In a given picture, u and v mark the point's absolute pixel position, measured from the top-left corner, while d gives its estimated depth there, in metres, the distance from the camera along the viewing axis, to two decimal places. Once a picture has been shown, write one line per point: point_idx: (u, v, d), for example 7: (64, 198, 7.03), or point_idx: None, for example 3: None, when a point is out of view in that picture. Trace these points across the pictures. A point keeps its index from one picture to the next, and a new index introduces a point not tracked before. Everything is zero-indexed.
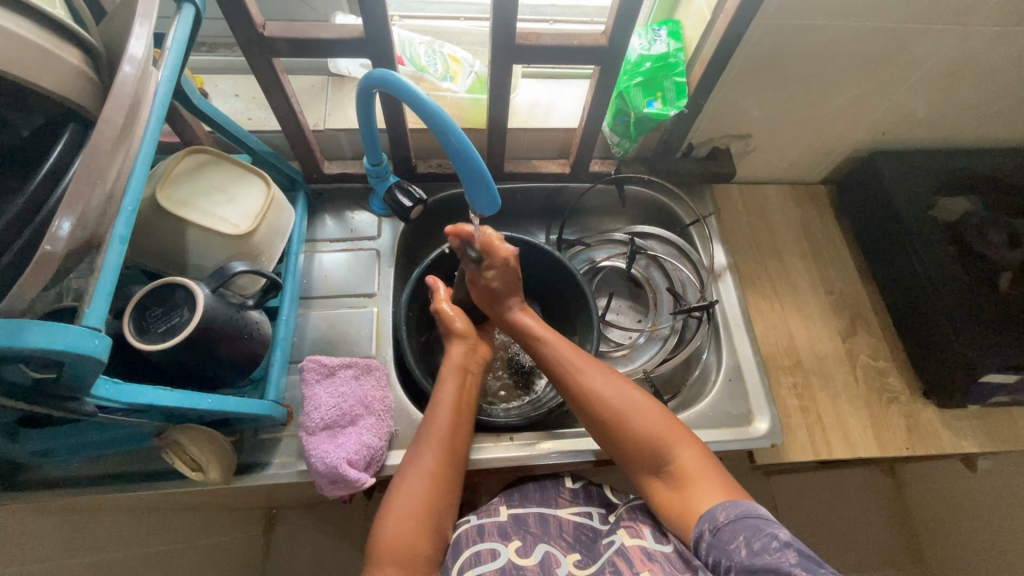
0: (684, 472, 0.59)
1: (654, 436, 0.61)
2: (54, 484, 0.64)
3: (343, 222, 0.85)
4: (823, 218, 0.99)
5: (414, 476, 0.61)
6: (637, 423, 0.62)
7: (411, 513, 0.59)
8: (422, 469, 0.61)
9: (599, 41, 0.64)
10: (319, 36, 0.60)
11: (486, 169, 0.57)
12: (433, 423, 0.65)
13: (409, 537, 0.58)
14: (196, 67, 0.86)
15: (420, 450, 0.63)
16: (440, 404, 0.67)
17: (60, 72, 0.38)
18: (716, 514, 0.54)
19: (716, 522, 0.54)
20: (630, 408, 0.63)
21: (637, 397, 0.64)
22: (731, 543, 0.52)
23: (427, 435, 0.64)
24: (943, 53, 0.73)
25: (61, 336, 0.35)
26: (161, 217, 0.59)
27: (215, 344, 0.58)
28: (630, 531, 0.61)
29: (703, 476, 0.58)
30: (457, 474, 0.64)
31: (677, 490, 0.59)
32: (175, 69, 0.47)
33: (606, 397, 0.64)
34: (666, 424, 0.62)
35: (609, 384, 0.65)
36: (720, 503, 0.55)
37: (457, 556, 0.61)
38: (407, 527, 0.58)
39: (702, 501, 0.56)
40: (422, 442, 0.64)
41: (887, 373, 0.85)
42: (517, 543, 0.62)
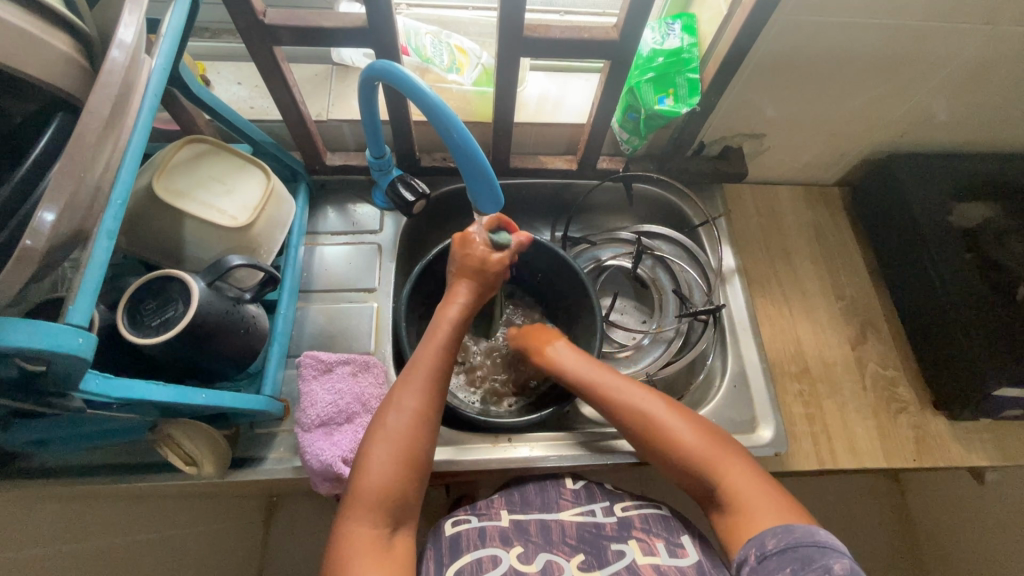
0: (738, 496, 0.58)
1: (705, 457, 0.60)
2: (50, 474, 0.64)
3: (344, 215, 0.84)
4: (836, 221, 0.96)
5: (398, 413, 0.58)
6: (690, 450, 0.61)
7: (396, 460, 0.55)
8: (405, 408, 0.58)
9: (610, 35, 0.62)
10: (320, 24, 0.58)
11: (489, 166, 0.55)
12: (421, 362, 0.61)
13: (393, 484, 0.55)
14: (198, 53, 0.84)
15: (406, 391, 0.59)
16: (420, 356, 0.62)
17: (46, 59, 0.37)
18: (766, 540, 0.53)
19: (767, 549, 0.52)
20: (679, 428, 0.62)
21: (684, 418, 0.64)
22: (776, 572, 0.50)
23: (410, 376, 0.60)
24: (969, 53, 0.70)
25: (42, 333, 0.34)
26: (157, 208, 0.58)
27: (210, 338, 0.57)
28: (642, 545, 0.60)
29: (760, 502, 0.56)
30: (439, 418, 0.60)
31: (733, 515, 0.57)
32: (169, 56, 0.46)
33: (656, 414, 0.64)
34: (719, 446, 0.61)
35: (660, 404, 0.65)
36: (769, 529, 0.53)
37: (456, 560, 0.59)
38: (392, 475, 0.55)
39: (759, 527, 0.54)
40: (405, 386, 0.60)
41: (896, 382, 0.83)
42: (518, 549, 0.60)
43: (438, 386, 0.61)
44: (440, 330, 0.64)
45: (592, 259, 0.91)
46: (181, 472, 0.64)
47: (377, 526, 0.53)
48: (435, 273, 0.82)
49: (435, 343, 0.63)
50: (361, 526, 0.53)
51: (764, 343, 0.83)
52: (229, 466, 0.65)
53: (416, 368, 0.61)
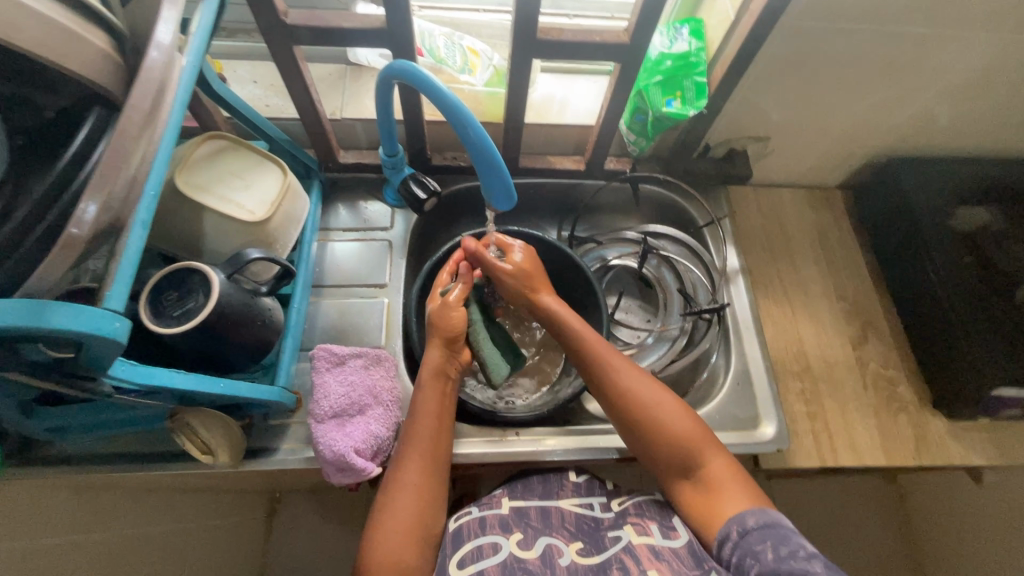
0: (711, 477, 0.59)
1: (684, 439, 0.61)
2: (67, 461, 0.65)
3: (356, 212, 0.85)
4: (838, 224, 0.98)
5: (400, 484, 0.61)
6: (667, 425, 0.61)
7: (405, 527, 0.58)
8: (410, 481, 0.61)
9: (621, 38, 0.63)
10: (340, 25, 0.60)
11: (503, 165, 0.57)
12: (414, 428, 0.64)
13: (405, 550, 0.57)
14: (215, 51, 0.86)
15: (406, 461, 0.62)
16: (423, 422, 0.65)
17: (87, 55, 0.38)
18: (745, 518, 0.54)
19: (748, 525, 0.53)
20: (659, 407, 0.63)
21: (662, 393, 0.64)
22: (757, 547, 0.52)
23: (414, 445, 0.63)
24: (970, 60, 0.72)
25: (81, 317, 0.35)
26: (178, 201, 0.60)
27: (228, 329, 0.58)
28: (636, 528, 0.61)
29: (731, 484, 0.58)
30: (441, 489, 0.63)
31: (706, 495, 0.59)
32: (199, 54, 0.47)
33: (636, 390, 0.64)
34: (696, 425, 0.62)
35: (640, 380, 0.65)
36: (749, 509, 0.55)
37: (458, 548, 0.61)
38: (401, 542, 0.57)
39: (732, 510, 0.56)
40: (404, 455, 0.63)
41: (896, 382, 0.85)
42: (518, 536, 0.62)
43: (435, 450, 0.64)
44: (427, 394, 0.67)
45: (599, 258, 0.93)
46: (195, 461, 0.65)
47: None
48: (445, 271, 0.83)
49: (426, 407, 0.66)
50: None
51: (767, 342, 0.85)
52: (243, 456, 0.66)
53: (413, 438, 0.64)
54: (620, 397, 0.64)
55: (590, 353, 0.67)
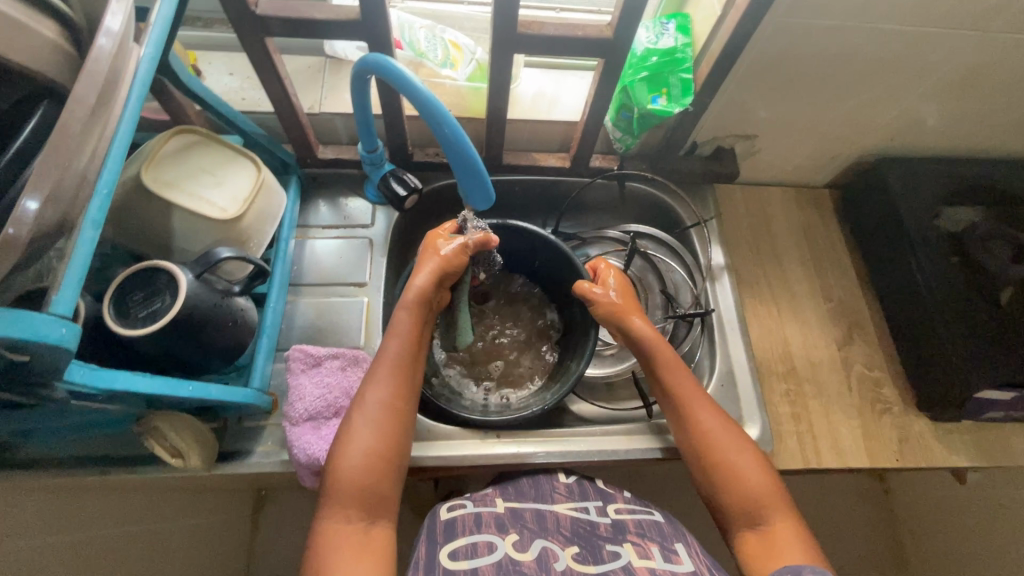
0: (777, 536, 0.55)
1: (758, 490, 0.57)
2: (34, 465, 0.64)
3: (336, 209, 0.83)
4: (826, 223, 0.97)
5: (365, 410, 0.58)
6: (744, 472, 0.58)
7: (367, 452, 0.56)
8: (376, 400, 0.59)
9: (603, 32, 0.62)
10: (313, 16, 0.58)
11: (480, 162, 0.56)
12: (386, 358, 0.61)
13: (366, 478, 0.55)
14: (189, 43, 0.83)
15: (372, 386, 0.60)
16: (394, 343, 0.62)
17: (32, 45, 0.36)
18: (806, 573, 0.48)
19: (802, 574, 0.48)
20: (737, 447, 0.60)
21: (740, 439, 0.61)
22: None
23: (384, 364, 0.61)
24: (958, 59, 0.71)
25: (22, 323, 0.33)
26: (144, 198, 0.58)
27: (198, 330, 0.56)
28: (638, 549, 0.60)
29: (796, 544, 0.54)
30: (412, 410, 0.61)
31: (766, 544, 0.55)
32: (159, 45, 0.45)
33: (716, 425, 0.62)
34: (775, 482, 0.59)
35: (719, 418, 0.63)
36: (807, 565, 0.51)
37: (451, 542, 0.59)
38: (363, 468, 0.55)
39: (790, 563, 0.52)
40: (373, 380, 0.60)
41: (881, 383, 0.84)
42: (514, 537, 0.60)
43: (405, 382, 0.61)
44: (402, 318, 0.63)
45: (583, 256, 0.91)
46: (167, 465, 0.63)
47: (351, 520, 0.53)
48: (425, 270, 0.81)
49: (399, 338, 0.62)
50: (335, 522, 0.53)
51: (753, 343, 0.84)
52: (216, 459, 0.65)
53: (381, 364, 0.61)
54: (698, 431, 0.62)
55: (673, 380, 0.65)
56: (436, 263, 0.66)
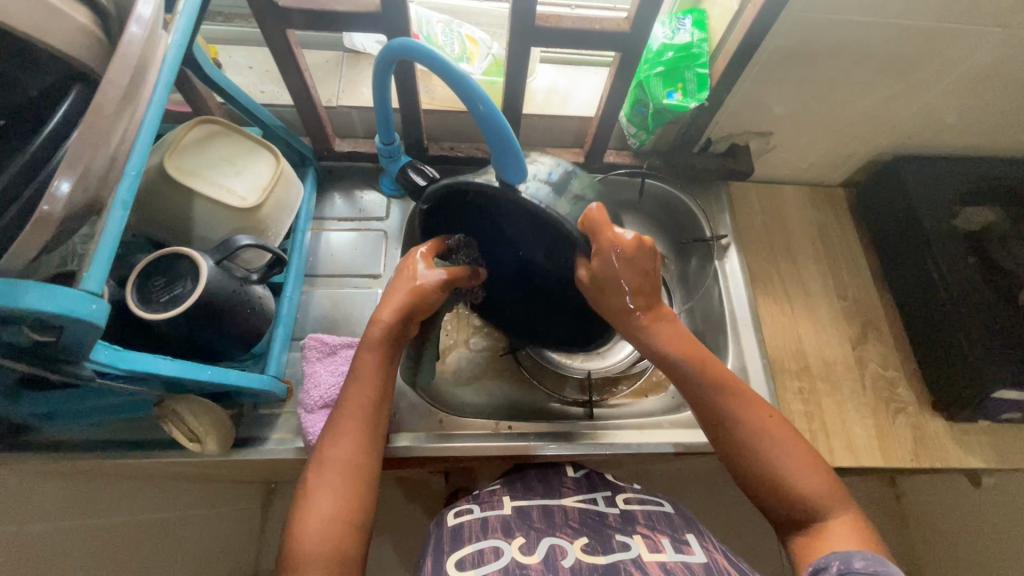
0: (830, 528, 0.54)
1: (809, 488, 0.55)
2: (56, 447, 0.65)
3: (351, 201, 0.84)
4: (840, 221, 0.96)
5: (328, 470, 0.55)
6: (790, 476, 0.56)
7: (335, 515, 0.53)
8: (340, 459, 0.56)
9: (621, 26, 0.62)
10: (334, 8, 0.59)
11: (515, 138, 0.54)
12: (348, 408, 0.59)
13: (331, 541, 0.52)
14: (210, 37, 0.85)
15: (334, 442, 0.57)
16: (355, 394, 0.60)
17: (67, 31, 0.37)
18: (852, 560, 0.48)
19: (854, 565, 0.47)
20: (781, 448, 0.57)
21: (785, 436, 0.58)
22: None
23: (344, 418, 0.58)
24: (979, 56, 0.70)
25: (57, 300, 0.34)
26: (167, 186, 0.59)
27: (218, 316, 0.57)
28: (649, 543, 0.59)
29: (849, 538, 0.53)
30: (376, 463, 0.58)
31: (816, 539, 0.54)
32: (186, 33, 0.46)
33: (760, 433, 0.58)
34: (825, 475, 0.57)
35: (759, 422, 0.59)
36: (856, 552, 0.49)
37: (457, 550, 0.59)
38: (329, 530, 0.52)
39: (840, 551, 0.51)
40: (335, 436, 0.58)
41: (896, 382, 0.83)
42: (520, 541, 0.60)
43: (371, 433, 0.59)
44: (363, 359, 0.61)
45: None
46: (185, 449, 0.64)
47: None
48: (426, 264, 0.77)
49: (359, 387, 0.60)
50: None
51: (765, 340, 0.84)
52: (232, 444, 0.66)
53: (345, 417, 0.58)
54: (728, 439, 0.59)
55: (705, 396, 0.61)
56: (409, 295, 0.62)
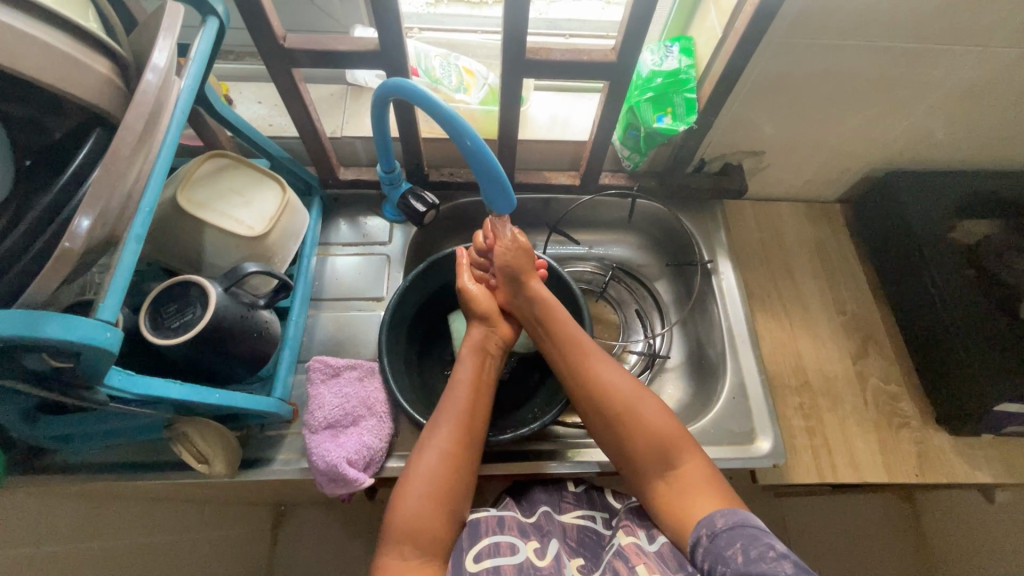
0: (687, 477, 0.59)
1: (663, 435, 0.61)
2: (72, 469, 0.67)
3: (356, 227, 0.87)
4: (837, 237, 0.97)
5: (426, 454, 0.61)
6: (648, 425, 0.62)
7: (427, 494, 0.58)
8: (438, 446, 0.61)
9: (608, 57, 0.65)
10: (336, 48, 0.62)
11: (502, 172, 0.59)
12: (449, 401, 0.65)
13: (424, 517, 0.57)
14: (223, 74, 0.89)
15: (433, 429, 0.62)
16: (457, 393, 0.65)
17: (88, 80, 0.41)
18: (716, 520, 0.54)
19: (716, 530, 0.53)
20: (643, 407, 0.63)
21: (644, 393, 0.65)
22: (726, 549, 0.52)
23: (447, 412, 0.64)
24: (961, 74, 0.72)
25: (74, 328, 0.37)
26: (179, 217, 0.62)
27: (225, 340, 0.60)
28: (625, 530, 0.61)
29: (705, 486, 0.58)
30: (473, 458, 0.62)
31: (678, 493, 0.58)
32: (197, 77, 0.50)
33: (627, 394, 0.64)
34: (678, 426, 0.62)
35: (625, 384, 0.65)
36: (718, 510, 0.55)
37: (475, 544, 0.59)
38: (422, 507, 0.57)
39: (701, 510, 0.56)
40: (434, 424, 0.63)
41: (898, 397, 0.83)
42: (535, 543, 0.60)
43: (471, 425, 0.63)
44: (466, 367, 0.69)
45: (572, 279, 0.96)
46: (194, 470, 0.66)
47: (406, 557, 0.56)
48: (427, 285, 0.81)
49: (462, 384, 0.66)
50: (392, 558, 0.56)
51: (763, 356, 0.84)
52: (239, 466, 0.67)
53: (444, 409, 0.64)
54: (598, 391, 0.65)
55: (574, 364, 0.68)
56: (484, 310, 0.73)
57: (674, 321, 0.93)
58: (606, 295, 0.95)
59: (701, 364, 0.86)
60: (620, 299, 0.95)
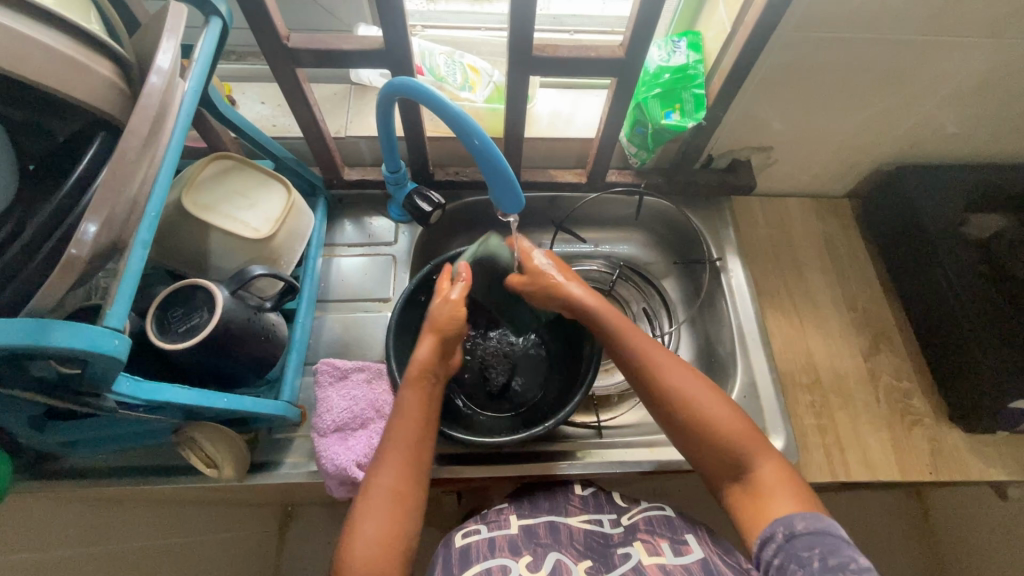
0: (764, 481, 0.55)
1: (737, 436, 0.57)
2: (80, 475, 0.67)
3: (361, 227, 0.86)
4: (847, 232, 0.96)
5: (373, 496, 0.55)
6: (720, 427, 0.57)
7: (380, 540, 0.53)
8: (386, 486, 0.56)
9: (616, 53, 0.64)
10: (340, 47, 0.62)
11: (512, 172, 0.58)
12: (393, 435, 0.59)
13: (380, 567, 0.51)
14: (226, 75, 0.88)
15: (379, 469, 0.57)
16: (395, 430, 0.59)
17: (92, 84, 0.40)
18: (794, 522, 0.51)
19: (798, 531, 0.50)
20: (713, 408, 0.58)
21: (712, 390, 0.60)
22: (804, 553, 0.49)
23: (393, 447, 0.58)
24: (974, 67, 0.71)
25: (82, 335, 0.36)
26: (184, 220, 0.61)
27: (233, 344, 0.59)
28: (648, 546, 0.60)
29: (786, 491, 0.54)
30: (423, 491, 0.57)
31: (753, 497, 0.54)
32: (201, 79, 0.49)
33: (694, 395, 0.59)
34: (748, 426, 0.58)
35: (699, 386, 0.60)
36: (797, 513, 0.52)
37: (467, 568, 0.59)
38: (376, 556, 0.52)
39: (781, 514, 0.52)
40: (382, 464, 0.57)
41: (911, 394, 0.82)
42: (528, 558, 0.60)
43: (416, 462, 0.58)
44: (408, 392, 0.62)
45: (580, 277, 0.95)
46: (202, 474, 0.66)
47: None
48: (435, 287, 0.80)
49: (410, 412, 0.60)
50: None
51: (774, 354, 0.83)
52: (247, 469, 0.67)
53: (387, 446, 0.58)
54: (668, 392, 0.60)
55: (638, 368, 0.63)
56: (441, 331, 0.65)
57: (683, 319, 0.92)
58: (613, 293, 0.94)
59: (711, 362, 0.86)
60: (628, 297, 0.94)
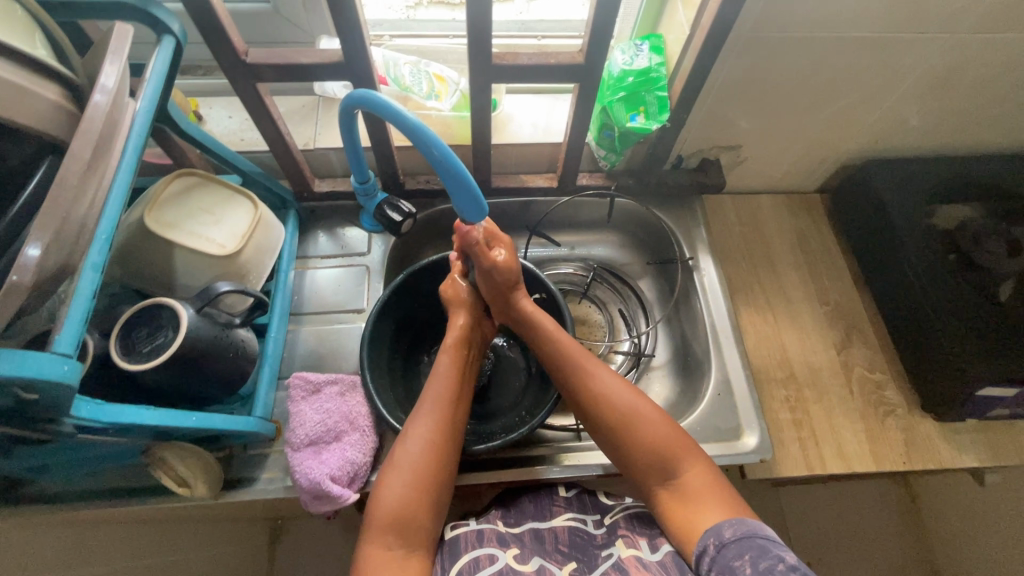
0: (690, 485, 0.58)
1: (667, 441, 0.60)
2: (51, 500, 0.66)
3: (334, 238, 0.86)
4: (818, 226, 0.98)
5: (408, 442, 0.60)
6: (647, 434, 0.61)
7: (408, 484, 0.57)
8: (420, 433, 0.60)
9: (576, 59, 0.64)
10: (300, 60, 0.62)
11: (474, 183, 0.58)
12: (429, 392, 0.64)
13: (406, 505, 0.56)
14: (192, 90, 0.88)
15: (415, 418, 0.62)
16: (433, 386, 0.65)
17: (37, 108, 0.40)
18: (722, 530, 0.53)
19: (726, 541, 0.52)
20: (642, 420, 0.62)
21: (637, 395, 0.64)
22: (733, 560, 0.50)
23: (428, 401, 0.63)
24: (928, 62, 0.72)
25: (29, 363, 0.36)
26: (146, 239, 0.61)
27: (200, 362, 0.59)
28: (625, 541, 0.60)
29: (709, 492, 0.57)
30: (457, 440, 0.62)
31: (681, 500, 0.58)
32: (154, 98, 0.49)
33: (624, 409, 0.63)
34: (676, 433, 0.62)
35: (627, 394, 0.64)
36: (725, 521, 0.54)
37: (455, 561, 0.59)
38: (404, 497, 0.57)
39: (711, 521, 0.54)
40: (415, 416, 0.62)
41: (884, 385, 0.83)
42: (515, 550, 0.60)
43: (449, 414, 0.63)
44: (445, 354, 0.68)
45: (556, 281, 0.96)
46: (175, 494, 0.65)
47: (391, 547, 0.55)
48: (406, 299, 0.80)
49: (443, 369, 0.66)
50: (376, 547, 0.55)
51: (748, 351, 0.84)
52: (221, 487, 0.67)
53: (423, 400, 0.64)
54: (594, 397, 0.64)
55: (570, 372, 0.66)
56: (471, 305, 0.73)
57: (660, 318, 0.92)
58: (589, 296, 0.95)
59: (686, 360, 0.87)
60: (604, 299, 0.95)
